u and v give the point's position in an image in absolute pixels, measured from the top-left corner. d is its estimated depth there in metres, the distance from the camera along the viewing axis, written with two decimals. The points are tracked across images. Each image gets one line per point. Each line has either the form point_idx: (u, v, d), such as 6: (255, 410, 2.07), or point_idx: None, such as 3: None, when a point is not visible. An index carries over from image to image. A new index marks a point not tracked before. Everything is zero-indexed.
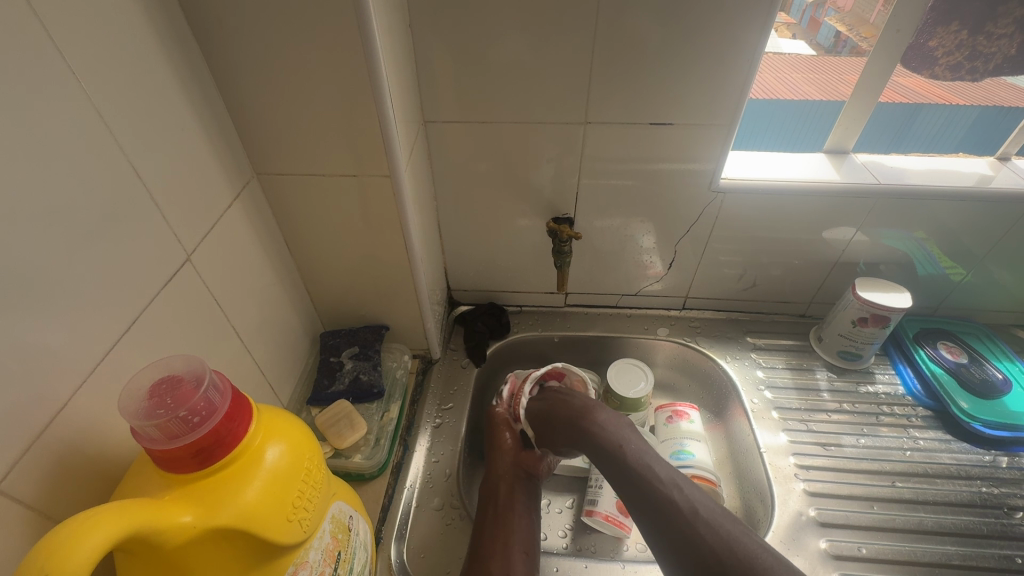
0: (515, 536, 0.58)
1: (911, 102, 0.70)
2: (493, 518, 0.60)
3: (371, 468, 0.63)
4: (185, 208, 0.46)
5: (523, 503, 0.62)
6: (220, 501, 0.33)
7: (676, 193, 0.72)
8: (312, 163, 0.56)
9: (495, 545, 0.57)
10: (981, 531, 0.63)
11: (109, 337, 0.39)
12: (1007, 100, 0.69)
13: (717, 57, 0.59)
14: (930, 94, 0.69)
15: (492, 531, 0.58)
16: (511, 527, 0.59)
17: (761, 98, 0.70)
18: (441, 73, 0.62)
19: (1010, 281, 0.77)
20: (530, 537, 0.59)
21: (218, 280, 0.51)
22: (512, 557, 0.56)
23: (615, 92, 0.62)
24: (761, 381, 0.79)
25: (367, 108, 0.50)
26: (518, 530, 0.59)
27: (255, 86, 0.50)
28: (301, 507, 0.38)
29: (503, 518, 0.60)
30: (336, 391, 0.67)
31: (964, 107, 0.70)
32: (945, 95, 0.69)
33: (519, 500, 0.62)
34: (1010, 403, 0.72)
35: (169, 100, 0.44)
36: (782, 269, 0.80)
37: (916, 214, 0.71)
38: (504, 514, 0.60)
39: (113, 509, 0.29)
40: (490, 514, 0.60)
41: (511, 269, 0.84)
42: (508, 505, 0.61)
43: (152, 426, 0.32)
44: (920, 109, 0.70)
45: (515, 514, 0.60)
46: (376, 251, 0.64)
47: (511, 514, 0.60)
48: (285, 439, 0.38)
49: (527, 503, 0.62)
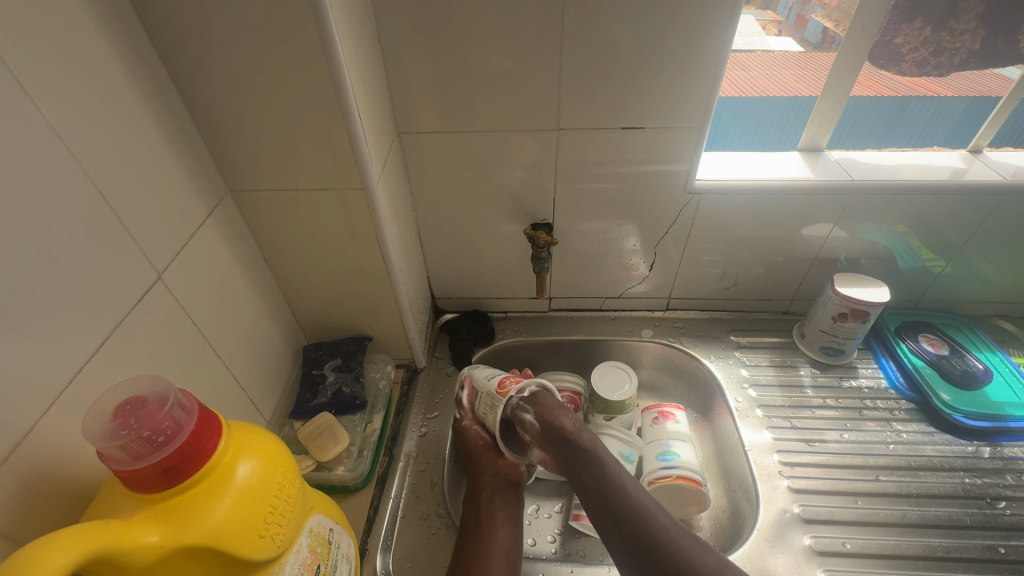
0: (497, 544, 0.59)
1: (901, 95, 0.71)
2: (476, 527, 0.60)
3: (354, 480, 0.63)
4: (155, 228, 0.46)
5: (507, 510, 0.63)
6: (188, 519, 0.33)
7: (653, 196, 0.72)
8: (286, 178, 0.56)
9: (477, 554, 0.57)
10: (966, 521, 0.63)
11: (77, 359, 0.39)
12: (994, 90, 0.69)
13: (685, 60, 0.59)
14: (919, 87, 0.70)
15: (474, 539, 0.59)
16: (494, 536, 0.59)
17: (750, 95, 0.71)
18: (413, 85, 0.63)
19: (989, 270, 0.78)
20: (512, 545, 0.60)
21: (193, 297, 0.51)
22: (493, 563, 0.57)
23: (586, 98, 0.63)
24: (745, 379, 0.79)
25: (337, 123, 0.51)
26: (501, 538, 0.59)
27: (225, 104, 0.50)
28: (274, 522, 0.38)
29: (485, 525, 0.60)
30: (319, 404, 0.67)
31: (952, 98, 0.71)
32: (931, 87, 0.70)
33: (503, 506, 0.63)
34: (991, 394, 0.73)
35: (134, 122, 0.44)
36: (764, 267, 0.81)
37: (892, 208, 0.71)
38: (487, 521, 0.61)
39: (77, 530, 0.29)
40: (473, 521, 0.61)
41: (494, 276, 0.85)
42: (492, 512, 0.62)
43: (116, 447, 0.33)
44: (910, 101, 0.71)
45: (497, 522, 0.61)
46: (354, 263, 0.64)
47: (495, 521, 0.61)
48: (256, 455, 0.38)
49: (511, 510, 0.63)
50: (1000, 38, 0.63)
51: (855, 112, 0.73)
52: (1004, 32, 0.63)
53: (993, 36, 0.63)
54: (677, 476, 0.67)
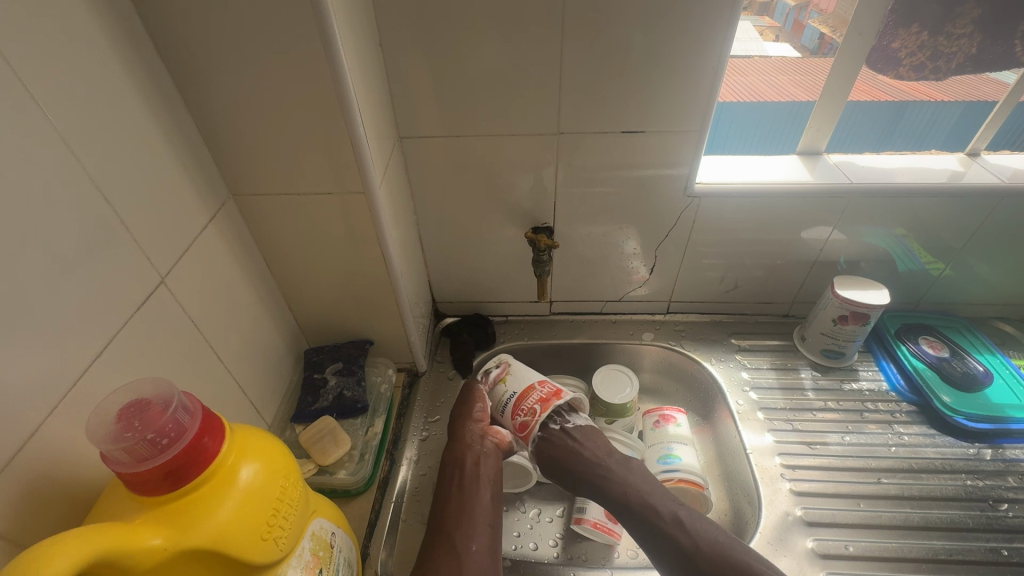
0: (478, 510, 0.60)
1: (896, 100, 0.71)
2: (457, 490, 0.61)
3: (355, 484, 0.63)
4: (158, 232, 0.47)
5: (489, 474, 0.63)
6: (191, 523, 0.33)
7: (654, 199, 0.72)
8: (288, 182, 0.56)
9: (459, 518, 0.59)
10: (968, 524, 0.63)
11: (80, 362, 0.39)
12: (987, 95, 0.71)
13: (686, 65, 0.60)
14: (918, 93, 0.71)
15: (457, 503, 0.60)
16: (475, 500, 0.61)
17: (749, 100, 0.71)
18: (414, 90, 0.63)
19: (988, 272, 0.78)
20: (492, 509, 0.61)
21: (195, 301, 0.51)
22: (477, 529, 0.58)
23: (586, 103, 0.63)
24: (746, 382, 0.79)
25: (339, 127, 0.51)
26: (482, 501, 0.61)
27: (227, 108, 0.51)
28: (276, 525, 0.38)
29: (468, 489, 0.61)
30: (320, 408, 0.67)
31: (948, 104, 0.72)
32: (930, 93, 0.71)
33: (485, 470, 0.63)
34: (991, 395, 0.73)
35: (137, 125, 0.44)
36: (763, 270, 0.81)
37: (890, 211, 0.72)
38: (469, 483, 0.62)
39: (83, 533, 0.29)
40: (456, 484, 0.62)
41: (495, 279, 0.85)
42: (474, 476, 0.62)
43: (120, 449, 0.33)
44: (905, 106, 0.72)
45: (479, 486, 0.62)
46: (356, 266, 0.64)
47: (476, 485, 0.62)
48: (259, 457, 0.38)
49: (491, 475, 0.64)
50: (996, 43, 0.64)
51: (855, 113, 0.73)
52: (1000, 36, 0.63)
53: (989, 41, 0.64)
54: (679, 479, 0.67)
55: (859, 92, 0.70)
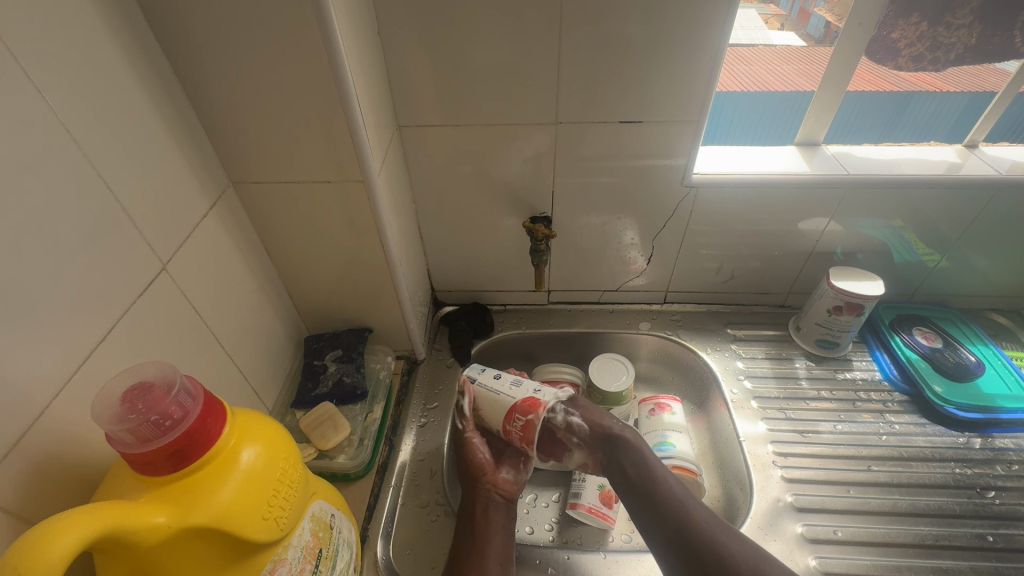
0: (491, 551, 0.59)
1: (901, 90, 0.71)
2: (471, 537, 0.60)
3: (355, 468, 0.64)
4: (158, 219, 0.47)
5: (501, 519, 0.62)
6: (194, 503, 0.34)
7: (651, 189, 0.73)
8: (287, 171, 0.57)
9: (474, 565, 0.57)
10: (955, 510, 0.64)
11: (84, 346, 0.40)
12: (993, 84, 0.69)
13: (684, 56, 0.60)
14: (919, 82, 0.70)
15: (470, 549, 0.59)
16: (489, 546, 0.59)
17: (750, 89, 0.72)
18: (413, 79, 0.63)
19: (982, 264, 0.79)
20: (506, 555, 0.59)
21: (196, 287, 0.52)
22: (491, 575, 0.56)
23: (584, 93, 0.64)
24: (741, 371, 0.80)
25: (338, 116, 0.52)
26: (495, 547, 0.59)
27: (226, 96, 0.51)
28: (277, 506, 0.39)
29: (480, 534, 0.60)
30: (320, 393, 0.68)
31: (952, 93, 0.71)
32: (933, 82, 0.71)
33: (497, 518, 0.62)
34: (983, 385, 0.73)
35: (137, 112, 0.45)
36: (760, 261, 0.82)
37: (887, 202, 0.72)
38: (482, 530, 0.61)
39: (88, 509, 0.30)
40: (468, 531, 0.61)
41: (493, 269, 0.85)
42: (486, 522, 0.61)
43: (124, 430, 0.34)
44: (911, 96, 0.71)
45: (491, 530, 0.61)
46: (355, 255, 0.65)
47: (489, 530, 0.61)
48: (260, 440, 0.39)
49: (504, 520, 0.63)
50: (995, 34, 0.64)
51: (854, 105, 0.73)
52: (999, 27, 0.63)
53: (988, 32, 0.64)
54: (673, 466, 0.68)
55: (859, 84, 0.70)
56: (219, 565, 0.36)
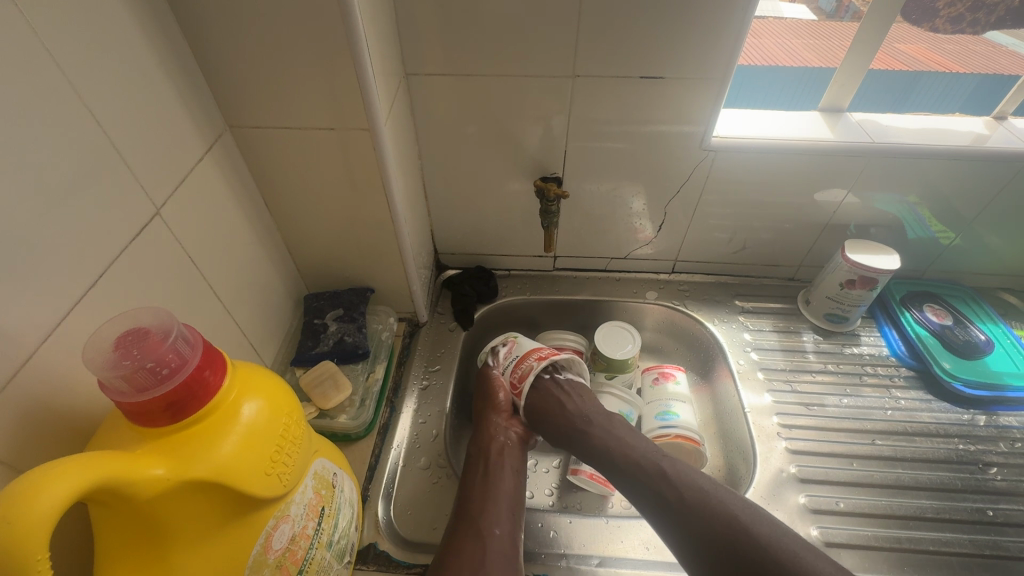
0: (502, 493, 0.58)
1: (912, 69, 0.69)
2: (482, 479, 0.59)
3: (356, 428, 0.63)
4: (152, 160, 0.44)
5: (514, 465, 0.62)
6: (195, 453, 0.32)
7: (667, 154, 0.70)
8: (288, 116, 0.53)
9: (485, 506, 0.56)
10: (956, 485, 0.64)
11: (73, 290, 0.37)
12: (1005, 67, 0.69)
13: (716, 7, 0.56)
14: (930, 61, 0.70)
15: (481, 492, 0.58)
16: (500, 488, 0.58)
17: (759, 64, 0.69)
18: (423, 21, 0.59)
19: (999, 243, 0.77)
20: (516, 497, 0.59)
21: (192, 236, 0.49)
22: (500, 513, 0.56)
23: (607, 44, 0.60)
24: (748, 343, 0.79)
25: (344, 56, 0.48)
26: (506, 489, 0.58)
27: (223, 30, 0.47)
28: (280, 462, 0.37)
29: (492, 477, 0.59)
30: (320, 352, 0.66)
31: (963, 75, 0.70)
32: (945, 64, 0.70)
33: (510, 461, 0.62)
34: (991, 363, 0.73)
35: (126, 39, 0.41)
36: (773, 232, 0.80)
37: (907, 175, 0.69)
38: (494, 473, 0.60)
39: (81, 458, 0.28)
40: (480, 473, 0.60)
41: (499, 232, 0.83)
42: (498, 465, 0.61)
43: (119, 377, 0.32)
44: (920, 77, 0.70)
45: (503, 474, 0.60)
46: (358, 211, 0.62)
47: (501, 473, 0.60)
48: (262, 395, 0.37)
49: (516, 466, 0.62)
50: None
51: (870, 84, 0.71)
52: None
53: None
54: (676, 435, 0.68)
55: (878, 60, 0.68)
56: (220, 519, 0.35)
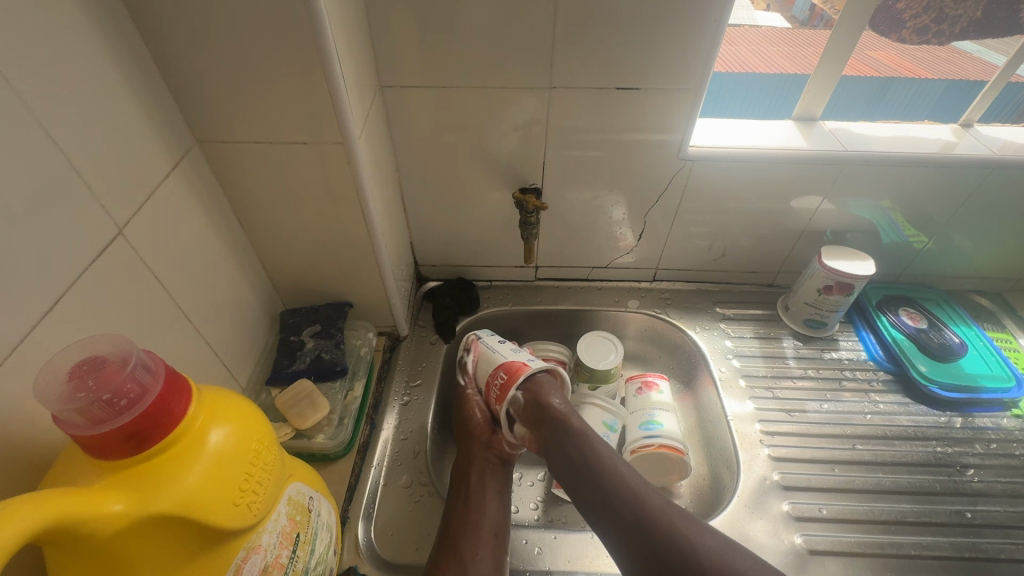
0: (485, 520, 0.56)
1: (881, 76, 0.70)
2: (463, 505, 0.57)
3: (334, 448, 0.62)
4: (113, 179, 0.42)
5: (496, 487, 0.60)
6: (153, 490, 0.31)
7: (646, 163, 0.70)
8: (259, 130, 0.52)
9: (467, 536, 0.54)
10: (935, 488, 0.65)
11: (27, 317, 0.36)
12: (973, 74, 0.71)
13: (689, 18, 0.57)
14: (899, 67, 0.70)
15: (462, 520, 0.56)
16: (483, 514, 0.57)
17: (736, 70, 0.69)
18: (398, 33, 0.58)
19: (969, 246, 0.79)
20: (500, 522, 0.57)
21: (158, 256, 0.48)
22: (482, 541, 0.54)
23: (582, 56, 0.60)
24: (729, 350, 0.80)
25: (316, 70, 0.47)
26: (488, 515, 0.57)
27: (189, 44, 0.46)
28: (249, 491, 0.36)
29: (474, 502, 0.58)
30: (297, 370, 0.64)
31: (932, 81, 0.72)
32: (916, 69, 0.71)
33: (491, 483, 0.60)
34: (965, 365, 0.74)
35: (85, 55, 0.39)
36: (751, 239, 0.80)
37: (880, 182, 0.71)
38: (476, 498, 0.58)
39: (30, 499, 0.26)
40: (462, 498, 0.58)
41: (480, 243, 0.82)
42: (481, 488, 0.59)
43: (74, 411, 0.30)
44: (890, 82, 0.71)
45: (486, 498, 0.58)
46: (334, 225, 0.61)
47: (484, 498, 0.58)
48: (230, 421, 0.36)
49: (498, 487, 0.60)
50: (1001, 7, 0.62)
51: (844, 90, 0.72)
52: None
53: (995, 5, 0.62)
54: (660, 445, 0.67)
55: (849, 66, 0.69)
56: (186, 554, 0.33)
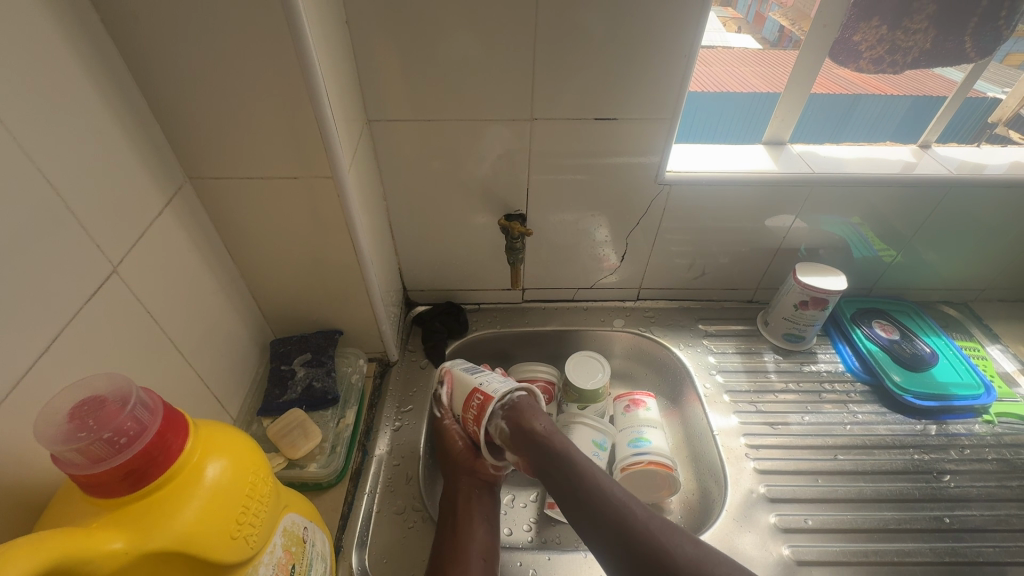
0: (473, 545, 0.57)
1: (849, 93, 0.74)
2: (452, 531, 0.58)
3: (327, 477, 0.62)
4: (107, 217, 0.43)
5: (483, 511, 0.61)
6: (153, 525, 0.31)
7: (626, 187, 0.73)
8: (250, 166, 0.54)
9: (456, 563, 0.55)
10: (915, 495, 0.67)
11: (24, 358, 0.36)
12: (935, 90, 0.74)
13: (660, 53, 0.60)
14: (865, 85, 0.74)
15: (451, 546, 0.57)
16: (470, 539, 0.58)
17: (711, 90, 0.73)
18: (384, 71, 0.61)
19: (935, 259, 0.83)
20: (489, 546, 0.58)
21: (151, 291, 0.48)
22: (472, 569, 0.55)
23: (560, 89, 0.63)
24: (713, 366, 0.82)
25: (306, 108, 0.49)
26: (477, 540, 0.58)
27: (182, 87, 0.47)
28: (246, 524, 0.36)
29: (461, 529, 0.58)
30: (289, 400, 0.65)
31: (896, 97, 0.75)
32: (882, 86, 0.74)
33: (479, 508, 0.61)
34: (937, 374, 0.77)
35: (82, 101, 0.41)
36: (730, 257, 0.83)
37: (847, 200, 0.74)
38: (464, 524, 0.59)
39: (34, 539, 0.27)
40: (450, 525, 0.59)
41: (467, 267, 0.84)
42: (468, 515, 0.59)
43: (73, 450, 0.31)
44: (857, 100, 0.75)
45: (473, 523, 0.59)
46: (324, 254, 0.62)
47: (471, 524, 0.59)
48: (227, 455, 0.36)
49: (486, 511, 0.61)
50: (949, 38, 0.66)
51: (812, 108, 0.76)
52: (952, 32, 0.65)
53: (942, 36, 0.66)
54: (649, 462, 0.68)
55: (817, 85, 0.73)
56: None
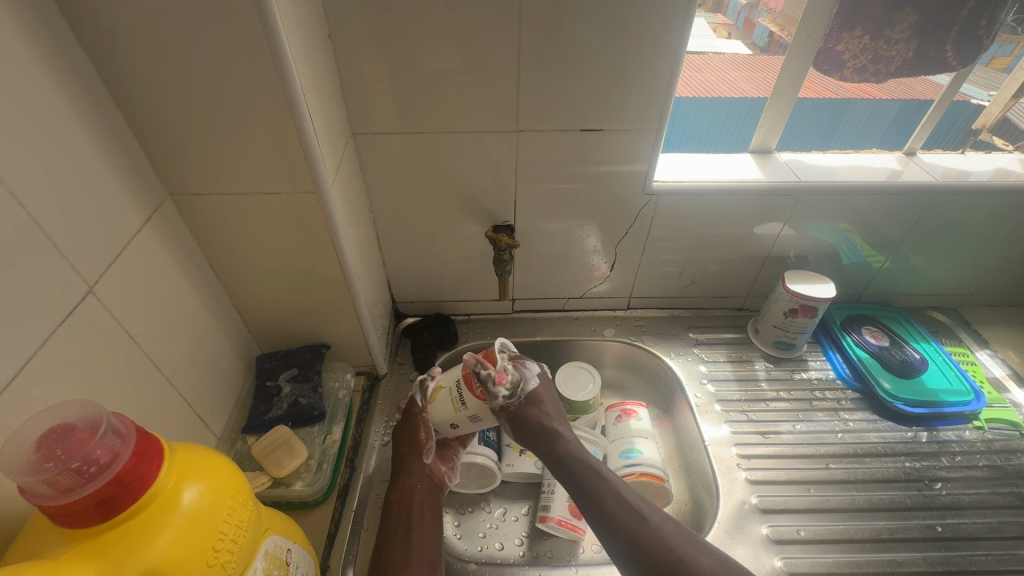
0: (423, 553, 0.57)
1: (838, 97, 0.76)
2: (404, 536, 0.58)
3: (313, 495, 0.61)
4: (83, 236, 0.43)
5: (432, 518, 0.61)
6: (124, 556, 0.31)
7: (614, 196, 0.73)
8: (232, 181, 0.53)
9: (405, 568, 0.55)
10: (907, 503, 0.67)
11: None
12: (923, 94, 0.76)
13: (644, 64, 0.60)
14: (853, 90, 0.76)
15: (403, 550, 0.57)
16: (421, 546, 0.58)
17: (703, 96, 0.74)
18: (368, 84, 0.61)
19: (923, 265, 0.83)
20: (435, 554, 0.59)
21: (129, 310, 0.47)
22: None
23: (546, 100, 0.63)
24: (704, 375, 0.81)
25: (287, 123, 0.49)
26: (427, 548, 0.58)
27: (160, 103, 0.47)
28: (223, 551, 0.36)
29: (413, 534, 0.58)
30: (274, 417, 0.64)
31: (885, 100, 0.77)
32: (869, 91, 0.76)
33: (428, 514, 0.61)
34: (927, 381, 0.77)
35: (55, 119, 0.40)
36: (719, 265, 0.83)
37: (835, 208, 0.75)
38: (416, 530, 0.59)
39: None
40: (403, 528, 0.59)
41: (456, 279, 0.83)
42: (420, 520, 0.60)
43: (40, 481, 0.30)
44: (847, 104, 0.77)
45: (423, 530, 0.59)
46: (309, 269, 0.62)
47: (422, 530, 0.59)
48: (205, 479, 0.36)
49: (433, 518, 0.61)
50: (931, 47, 0.66)
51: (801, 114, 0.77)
52: (934, 41, 0.66)
53: (924, 46, 0.66)
54: (641, 473, 0.68)
55: (805, 88, 0.74)
56: None
